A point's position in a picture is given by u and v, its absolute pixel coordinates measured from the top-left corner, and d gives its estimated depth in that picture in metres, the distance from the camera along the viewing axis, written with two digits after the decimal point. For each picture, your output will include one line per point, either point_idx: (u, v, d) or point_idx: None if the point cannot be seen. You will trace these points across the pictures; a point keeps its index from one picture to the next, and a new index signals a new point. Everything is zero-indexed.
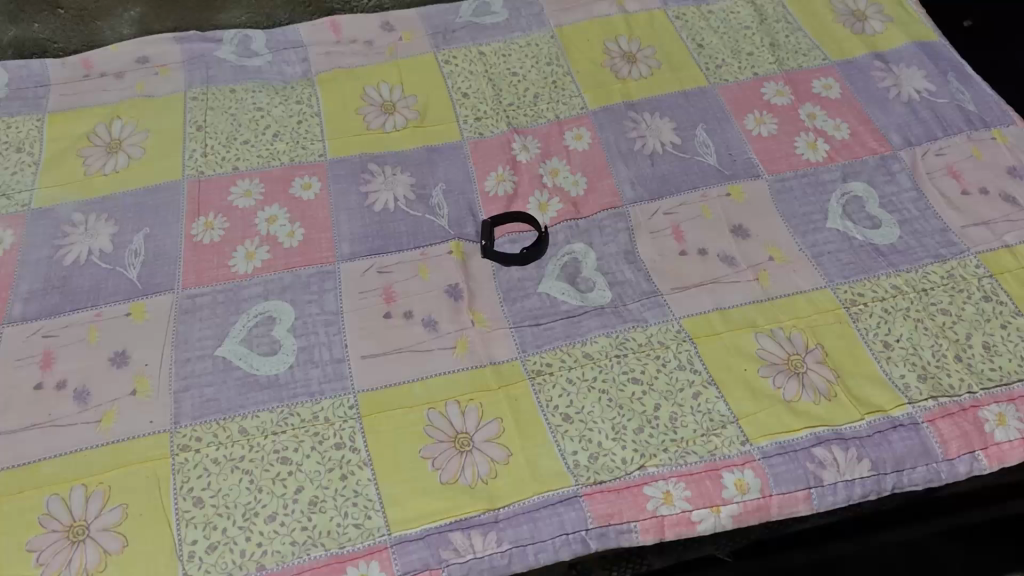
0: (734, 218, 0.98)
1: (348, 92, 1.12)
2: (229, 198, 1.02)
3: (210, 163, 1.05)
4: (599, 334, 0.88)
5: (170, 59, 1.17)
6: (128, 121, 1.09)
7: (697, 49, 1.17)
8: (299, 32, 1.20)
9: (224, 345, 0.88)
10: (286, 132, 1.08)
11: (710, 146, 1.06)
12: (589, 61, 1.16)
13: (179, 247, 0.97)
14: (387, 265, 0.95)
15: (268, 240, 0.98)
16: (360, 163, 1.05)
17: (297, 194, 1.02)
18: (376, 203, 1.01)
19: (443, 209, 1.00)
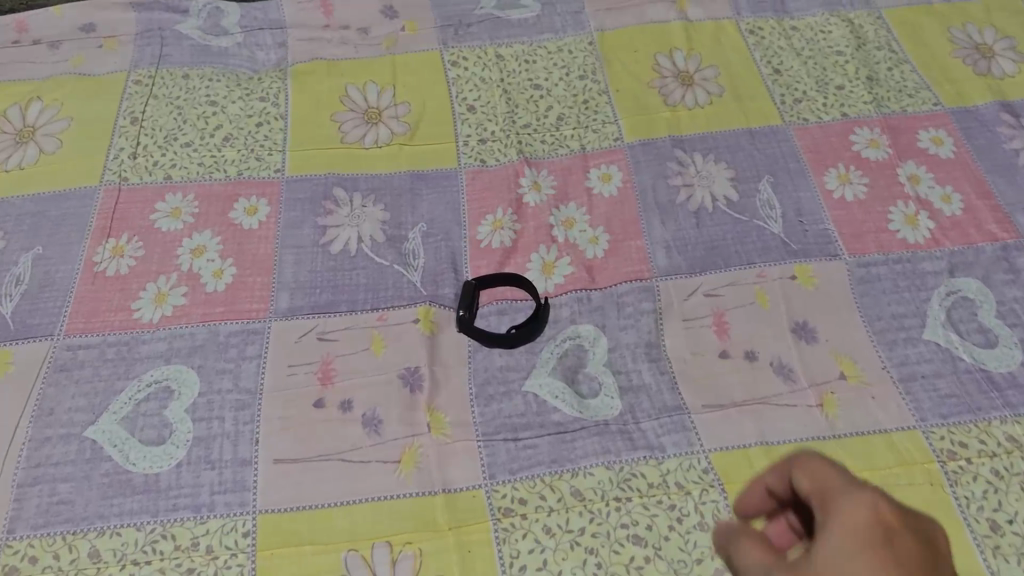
0: (798, 311, 0.74)
1: (325, 91, 0.90)
2: (151, 217, 0.80)
3: (137, 168, 0.83)
4: (597, 464, 0.65)
5: (120, 30, 0.96)
6: (49, 105, 0.88)
7: (773, 76, 0.92)
8: (281, 10, 0.97)
9: (100, 425, 0.67)
10: (240, 137, 0.86)
11: (777, 207, 0.81)
12: (633, 78, 0.92)
13: (74, 278, 0.76)
14: (333, 331, 0.72)
15: (189, 280, 0.76)
16: (323, 186, 0.82)
17: (236, 220, 0.80)
18: (334, 242, 0.78)
19: (417, 259, 0.77)
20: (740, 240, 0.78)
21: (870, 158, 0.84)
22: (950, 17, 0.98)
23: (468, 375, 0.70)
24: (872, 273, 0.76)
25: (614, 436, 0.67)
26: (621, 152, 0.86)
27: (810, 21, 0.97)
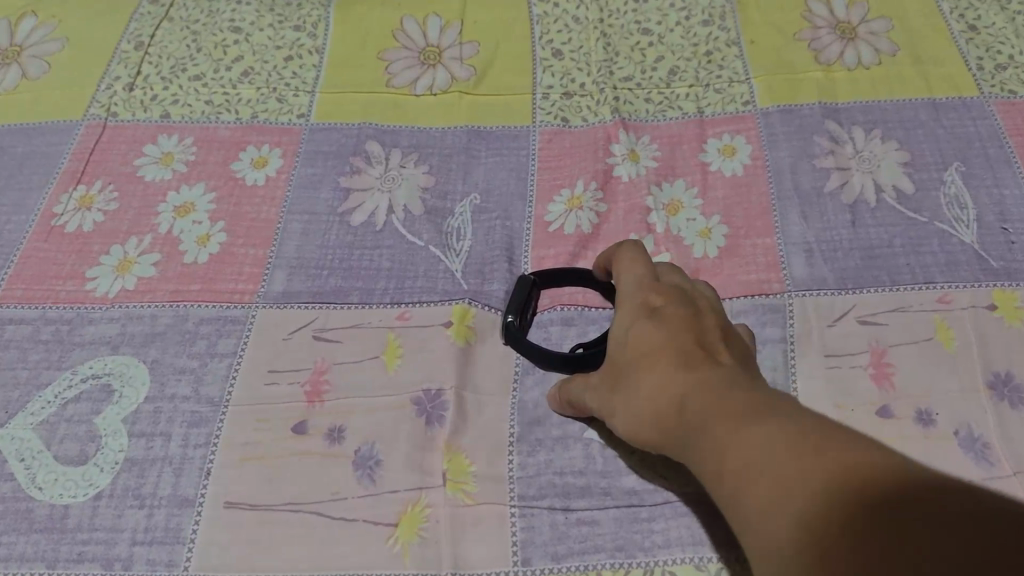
0: (997, 358, 0.50)
1: (375, 23, 0.71)
2: (135, 163, 0.63)
3: (131, 101, 0.66)
4: (681, 560, 0.43)
5: None
6: (43, 22, 0.72)
7: (967, 34, 0.68)
8: None
9: (10, 430, 0.50)
10: (261, 72, 0.68)
11: (969, 205, 0.57)
12: (775, 27, 0.70)
13: (26, 232, 0.59)
14: (336, 329, 0.53)
15: (165, 245, 0.58)
16: (354, 138, 0.63)
17: (238, 174, 0.62)
18: (356, 212, 0.59)
19: (462, 242, 0.58)
20: (912, 248, 0.56)
21: None
22: None
23: (512, 406, 0.50)
24: None
25: (710, 517, 0.45)
26: (751, 120, 0.64)
27: None
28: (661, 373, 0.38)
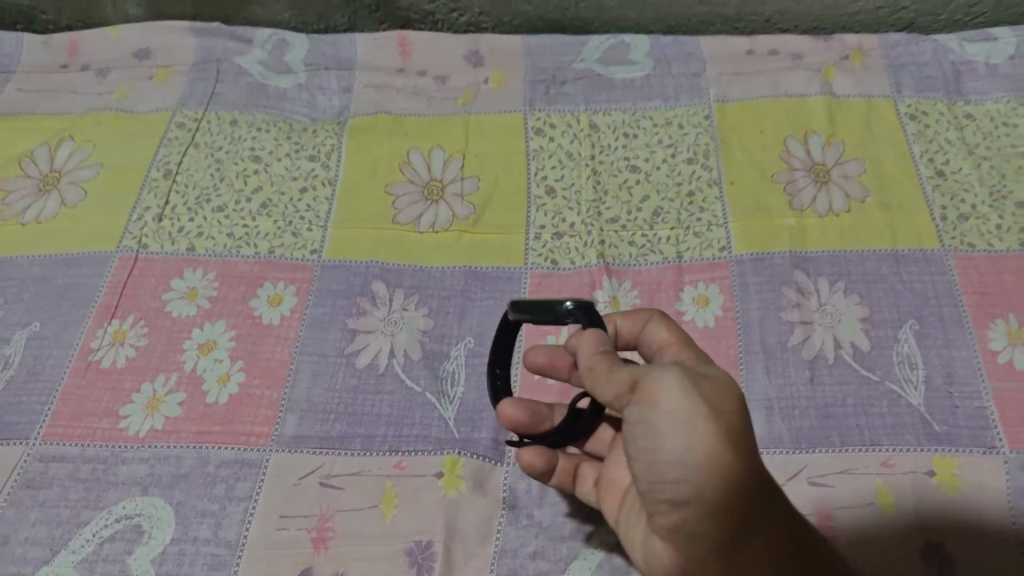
0: (931, 526, 0.56)
1: (383, 156, 0.77)
2: (163, 298, 0.69)
3: (159, 233, 0.73)
4: None
5: (176, 59, 0.87)
6: (79, 148, 0.79)
7: (935, 180, 0.73)
8: (354, 46, 0.86)
9: (54, 566, 0.57)
10: (278, 205, 0.74)
11: (919, 365, 0.63)
12: (756, 168, 0.75)
13: (65, 367, 0.66)
14: (340, 475, 0.60)
15: (189, 384, 0.65)
16: (362, 278, 0.70)
17: (256, 311, 0.68)
18: (361, 355, 0.65)
19: (454, 387, 0.64)
20: (863, 408, 0.61)
21: None
22: None
23: (493, 556, 0.56)
24: None
25: None
26: (724, 269, 0.69)
27: (990, 108, 0.78)
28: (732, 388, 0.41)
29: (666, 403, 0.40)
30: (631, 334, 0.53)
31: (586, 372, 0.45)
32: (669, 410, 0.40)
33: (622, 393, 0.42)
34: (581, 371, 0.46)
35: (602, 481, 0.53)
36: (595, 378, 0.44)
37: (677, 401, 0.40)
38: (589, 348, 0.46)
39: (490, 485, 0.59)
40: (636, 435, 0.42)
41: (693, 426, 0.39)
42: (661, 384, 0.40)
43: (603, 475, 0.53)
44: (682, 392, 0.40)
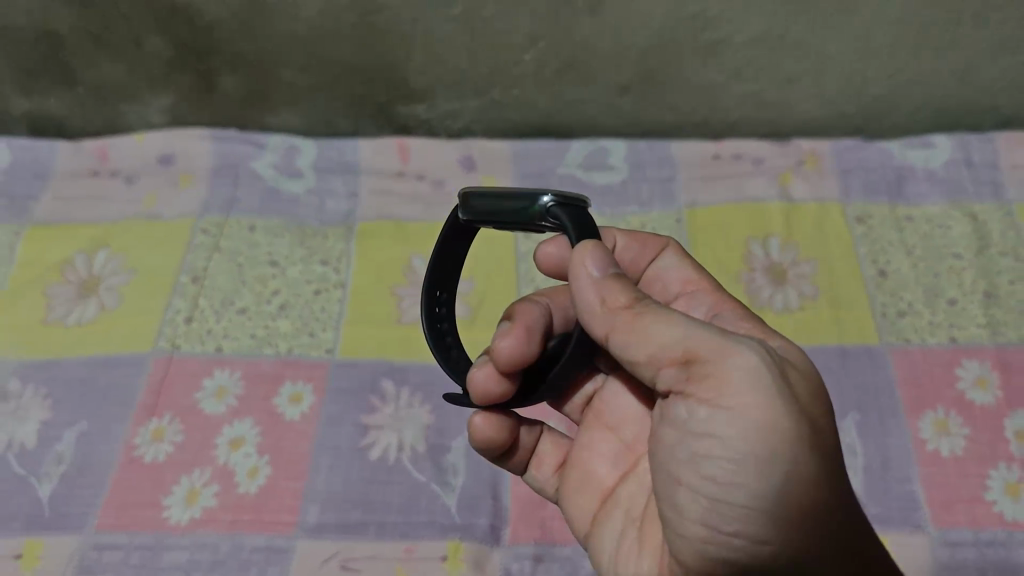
0: None
1: (389, 260, 0.87)
2: (196, 397, 0.77)
3: (190, 334, 0.82)
4: None
5: (196, 164, 0.96)
6: (114, 254, 0.88)
7: (877, 278, 0.84)
8: (359, 151, 0.96)
9: None
10: (296, 307, 0.84)
11: (859, 452, 0.72)
12: (721, 265, 0.85)
13: (112, 462, 0.74)
14: (358, 560, 0.68)
15: (222, 476, 0.73)
16: (372, 375, 0.79)
17: (279, 409, 0.77)
18: (372, 448, 0.74)
19: (456, 478, 0.73)
20: None
21: (974, 401, 0.75)
22: None
23: None
24: (958, 556, 0.67)
25: None
26: None
27: (927, 211, 0.89)
28: (809, 379, 0.45)
29: (745, 397, 0.41)
30: (645, 254, 0.61)
31: (609, 319, 0.45)
32: (753, 418, 0.41)
33: (674, 364, 0.43)
34: (594, 318, 0.46)
35: (576, 468, 0.56)
36: (627, 329, 0.45)
37: (760, 403, 0.41)
38: (591, 274, 0.45)
39: (487, 567, 0.68)
40: (695, 425, 0.43)
41: (772, 431, 0.41)
42: (734, 365, 0.42)
43: (579, 461, 0.56)
44: (759, 381, 0.42)
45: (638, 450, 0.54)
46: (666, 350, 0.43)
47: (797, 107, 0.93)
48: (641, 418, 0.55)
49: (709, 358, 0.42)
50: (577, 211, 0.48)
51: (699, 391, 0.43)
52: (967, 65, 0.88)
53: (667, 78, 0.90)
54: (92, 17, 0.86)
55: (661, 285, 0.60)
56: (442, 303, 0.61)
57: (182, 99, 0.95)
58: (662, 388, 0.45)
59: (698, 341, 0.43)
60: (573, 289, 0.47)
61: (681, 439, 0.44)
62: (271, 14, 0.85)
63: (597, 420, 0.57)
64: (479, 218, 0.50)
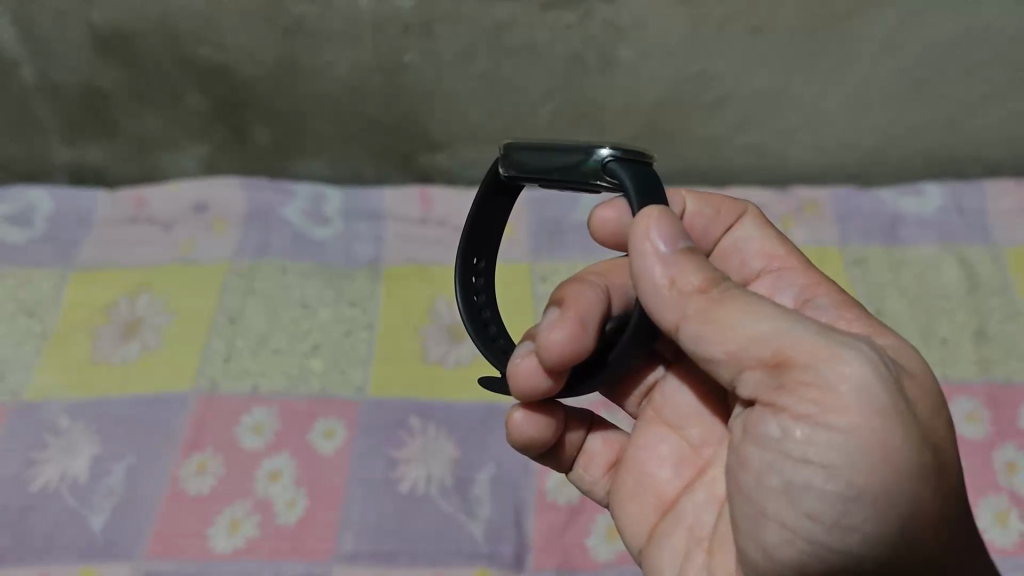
0: None
1: (414, 302, 0.93)
2: (235, 432, 0.83)
3: (229, 372, 0.87)
4: None
5: (230, 209, 1.01)
6: (155, 297, 0.94)
7: (873, 318, 0.90)
8: (384, 199, 1.02)
9: None
10: (328, 348, 0.89)
11: None
12: None
13: (159, 495, 0.79)
14: None
15: (263, 508, 0.78)
16: (401, 411, 0.84)
17: (314, 443, 0.82)
18: (403, 480, 0.79)
19: (481, 510, 0.78)
20: None
21: (966, 436, 0.80)
22: None
23: None
24: None
25: None
26: None
27: (920, 255, 0.96)
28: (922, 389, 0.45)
29: (848, 409, 0.41)
30: (723, 220, 0.62)
31: (682, 304, 0.45)
32: (858, 437, 0.41)
33: (766, 365, 0.43)
34: (666, 304, 0.46)
35: (636, 468, 0.57)
36: (702, 315, 0.44)
37: (865, 418, 0.41)
38: (659, 251, 0.45)
39: None
40: (788, 439, 0.42)
41: (875, 448, 0.41)
42: (838, 375, 0.41)
43: (636, 465, 0.57)
44: (864, 391, 0.41)
45: (702, 455, 0.55)
46: (755, 347, 0.43)
47: (795, 157, 0.99)
48: (704, 421, 0.56)
49: (808, 363, 0.41)
50: (635, 171, 0.49)
51: (791, 396, 0.42)
52: (956, 118, 0.95)
53: (674, 130, 0.96)
54: (136, 76, 0.92)
55: (741, 258, 0.61)
56: (479, 275, 0.62)
57: (217, 149, 1.01)
58: (746, 388, 0.45)
59: (796, 341, 0.42)
60: (637, 270, 0.47)
61: (770, 453, 0.43)
62: (304, 74, 0.91)
63: (658, 419, 0.58)
64: (530, 175, 0.52)
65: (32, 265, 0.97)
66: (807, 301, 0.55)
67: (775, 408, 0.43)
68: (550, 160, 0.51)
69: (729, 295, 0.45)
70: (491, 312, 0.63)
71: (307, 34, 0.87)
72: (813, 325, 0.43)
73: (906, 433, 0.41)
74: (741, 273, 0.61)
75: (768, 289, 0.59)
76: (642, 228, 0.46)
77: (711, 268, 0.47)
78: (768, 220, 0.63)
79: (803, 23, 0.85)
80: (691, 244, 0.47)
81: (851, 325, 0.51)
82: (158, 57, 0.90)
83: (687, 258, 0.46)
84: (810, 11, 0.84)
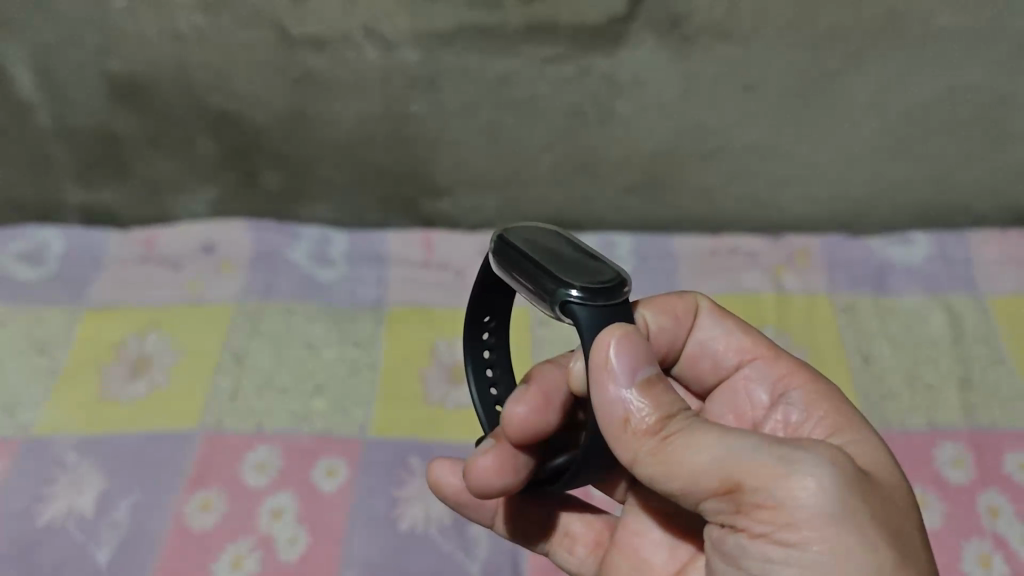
0: None
1: (416, 343, 0.96)
2: (239, 469, 0.85)
3: (234, 411, 0.89)
4: None
5: (237, 251, 1.04)
6: (163, 336, 0.96)
7: (862, 364, 0.92)
8: (387, 243, 1.05)
9: None
10: (331, 388, 0.91)
11: None
12: None
13: (164, 531, 0.80)
14: None
15: (265, 544, 0.80)
16: (401, 452, 0.86)
17: (316, 482, 0.84)
18: (402, 520, 0.81)
19: (478, 548, 0.80)
20: None
21: (950, 479, 0.82)
22: None
23: None
24: None
25: None
26: None
27: (908, 303, 0.99)
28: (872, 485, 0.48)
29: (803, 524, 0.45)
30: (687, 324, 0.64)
31: (635, 443, 0.49)
32: (813, 552, 0.46)
33: (718, 494, 0.47)
34: (620, 442, 0.50)
35: (625, 556, 0.60)
36: (654, 454, 0.48)
37: (817, 534, 0.45)
38: (613, 389, 0.49)
39: None
40: (746, 554, 0.48)
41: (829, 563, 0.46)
42: (787, 493, 0.45)
43: (627, 551, 0.60)
44: (814, 508, 0.45)
45: (694, 539, 0.59)
46: (705, 478, 0.47)
47: (787, 207, 1.02)
48: (693, 507, 0.59)
49: (757, 488, 0.46)
50: (595, 311, 0.52)
51: (746, 519, 0.47)
52: (942, 172, 0.99)
53: (670, 180, 0.99)
54: (150, 123, 0.95)
55: (711, 356, 0.64)
56: (490, 331, 0.68)
57: (226, 193, 1.03)
58: (705, 512, 0.49)
59: (743, 470, 0.46)
60: (596, 406, 0.50)
61: (734, 565, 0.49)
62: (312, 123, 0.95)
63: (649, 503, 0.61)
64: (511, 268, 0.56)
65: (43, 303, 0.99)
66: (781, 399, 0.61)
67: (735, 529, 0.48)
68: (528, 266, 0.54)
69: (678, 429, 0.48)
70: (503, 365, 0.70)
71: (316, 84, 0.91)
72: (762, 445, 0.46)
73: (861, 540, 0.46)
74: (715, 368, 0.64)
75: (747, 384, 0.63)
76: (602, 360, 0.49)
77: (662, 397, 0.50)
78: (725, 310, 0.65)
79: (793, 80, 0.89)
80: (652, 371, 0.50)
81: (821, 422, 0.58)
82: (172, 104, 0.93)
83: (639, 390, 0.49)
84: (800, 68, 0.88)
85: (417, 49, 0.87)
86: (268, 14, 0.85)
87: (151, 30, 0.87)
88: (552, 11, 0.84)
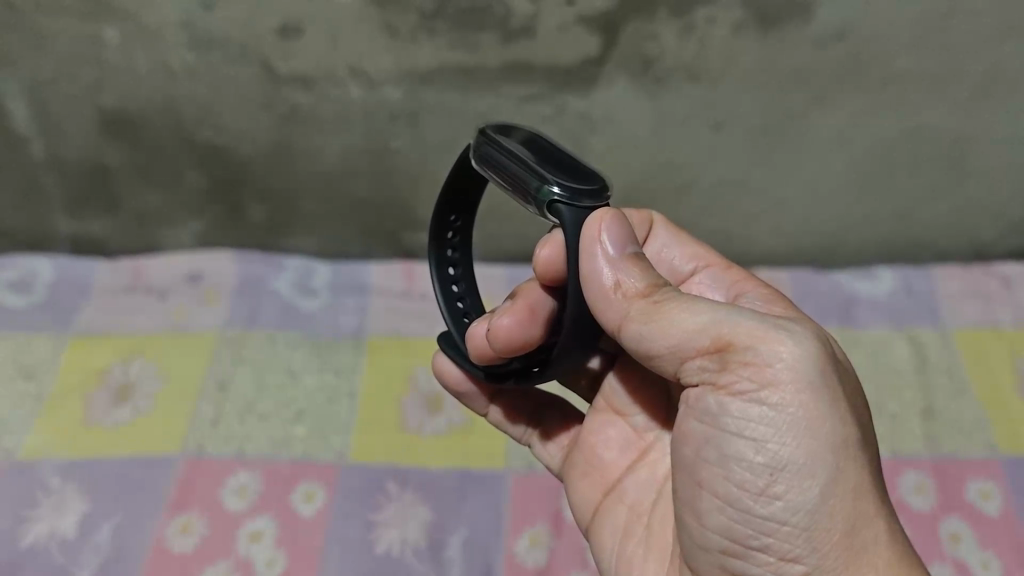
0: None
1: (394, 371, 0.98)
2: (219, 494, 0.86)
3: (215, 437, 0.91)
4: None
5: (220, 279, 1.07)
6: (147, 362, 0.98)
7: None
8: (371, 274, 1.08)
9: None
10: (311, 415, 0.94)
11: None
12: None
13: (145, 553, 0.82)
14: None
15: (242, 567, 0.81)
16: (378, 475, 0.88)
17: (295, 507, 0.85)
18: (378, 542, 0.83)
19: (451, 571, 0.82)
20: None
21: (912, 506, 0.85)
22: (1016, 345, 1.00)
23: None
24: None
25: None
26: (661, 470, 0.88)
27: (875, 334, 1.02)
28: (845, 367, 0.52)
29: (781, 374, 0.48)
30: (643, 234, 0.70)
31: (625, 305, 0.52)
32: (789, 411, 0.48)
33: (706, 352, 0.50)
34: (610, 305, 0.52)
35: (583, 450, 0.65)
36: (645, 314, 0.51)
37: (796, 395, 0.48)
38: (607, 253, 0.52)
39: None
40: (725, 412, 0.50)
41: (803, 424, 0.48)
42: (772, 354, 0.48)
43: (586, 447, 0.65)
44: (796, 369, 0.48)
45: (645, 439, 0.63)
46: (696, 336, 0.50)
47: (759, 241, 1.06)
48: (644, 409, 0.63)
49: (745, 346, 0.49)
50: (580, 211, 0.53)
51: (730, 376, 0.49)
52: (908, 208, 1.03)
53: None
54: (140, 155, 0.98)
55: (668, 265, 0.69)
56: (455, 231, 0.73)
57: (211, 225, 1.06)
58: (688, 371, 0.51)
59: (733, 327, 0.49)
60: (587, 271, 0.53)
61: (708, 424, 0.51)
62: (297, 157, 0.98)
63: (607, 406, 0.65)
64: (498, 174, 0.57)
65: (29, 331, 1.02)
66: (740, 294, 0.64)
67: (715, 386, 0.50)
68: (513, 171, 0.56)
69: (667, 297, 0.52)
70: (468, 282, 0.75)
71: (303, 119, 0.94)
72: (753, 314, 0.50)
73: (835, 414, 0.49)
74: (673, 275, 0.69)
75: (702, 288, 0.67)
76: (593, 233, 0.52)
77: (651, 274, 0.53)
78: (679, 229, 0.71)
79: (761, 121, 0.93)
80: (637, 250, 0.54)
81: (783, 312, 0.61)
82: (161, 138, 0.96)
83: (632, 263, 0.52)
84: (767, 109, 0.92)
85: (398, 86, 0.91)
86: (256, 53, 0.88)
87: (143, 67, 0.90)
88: (529, 52, 0.87)
